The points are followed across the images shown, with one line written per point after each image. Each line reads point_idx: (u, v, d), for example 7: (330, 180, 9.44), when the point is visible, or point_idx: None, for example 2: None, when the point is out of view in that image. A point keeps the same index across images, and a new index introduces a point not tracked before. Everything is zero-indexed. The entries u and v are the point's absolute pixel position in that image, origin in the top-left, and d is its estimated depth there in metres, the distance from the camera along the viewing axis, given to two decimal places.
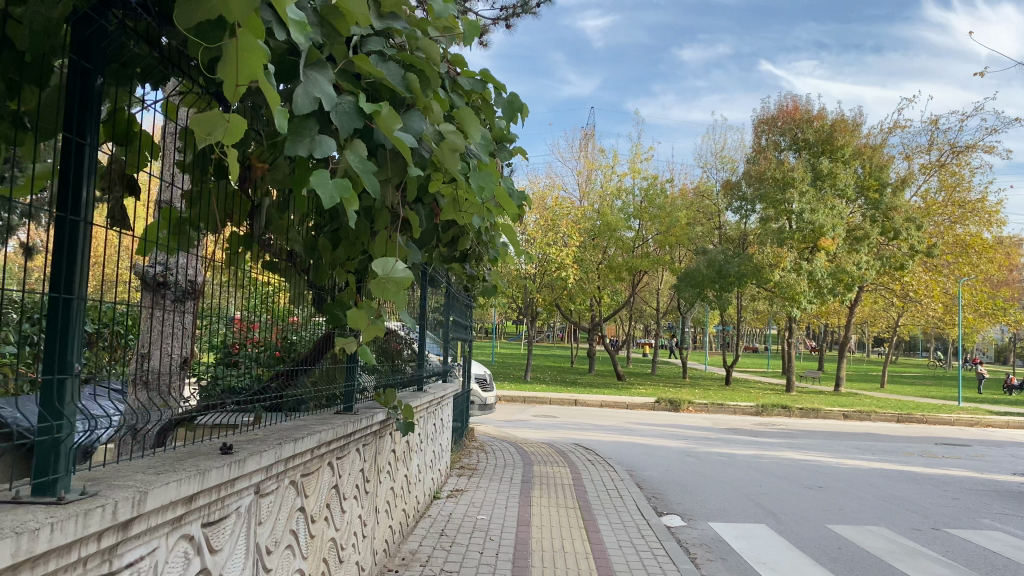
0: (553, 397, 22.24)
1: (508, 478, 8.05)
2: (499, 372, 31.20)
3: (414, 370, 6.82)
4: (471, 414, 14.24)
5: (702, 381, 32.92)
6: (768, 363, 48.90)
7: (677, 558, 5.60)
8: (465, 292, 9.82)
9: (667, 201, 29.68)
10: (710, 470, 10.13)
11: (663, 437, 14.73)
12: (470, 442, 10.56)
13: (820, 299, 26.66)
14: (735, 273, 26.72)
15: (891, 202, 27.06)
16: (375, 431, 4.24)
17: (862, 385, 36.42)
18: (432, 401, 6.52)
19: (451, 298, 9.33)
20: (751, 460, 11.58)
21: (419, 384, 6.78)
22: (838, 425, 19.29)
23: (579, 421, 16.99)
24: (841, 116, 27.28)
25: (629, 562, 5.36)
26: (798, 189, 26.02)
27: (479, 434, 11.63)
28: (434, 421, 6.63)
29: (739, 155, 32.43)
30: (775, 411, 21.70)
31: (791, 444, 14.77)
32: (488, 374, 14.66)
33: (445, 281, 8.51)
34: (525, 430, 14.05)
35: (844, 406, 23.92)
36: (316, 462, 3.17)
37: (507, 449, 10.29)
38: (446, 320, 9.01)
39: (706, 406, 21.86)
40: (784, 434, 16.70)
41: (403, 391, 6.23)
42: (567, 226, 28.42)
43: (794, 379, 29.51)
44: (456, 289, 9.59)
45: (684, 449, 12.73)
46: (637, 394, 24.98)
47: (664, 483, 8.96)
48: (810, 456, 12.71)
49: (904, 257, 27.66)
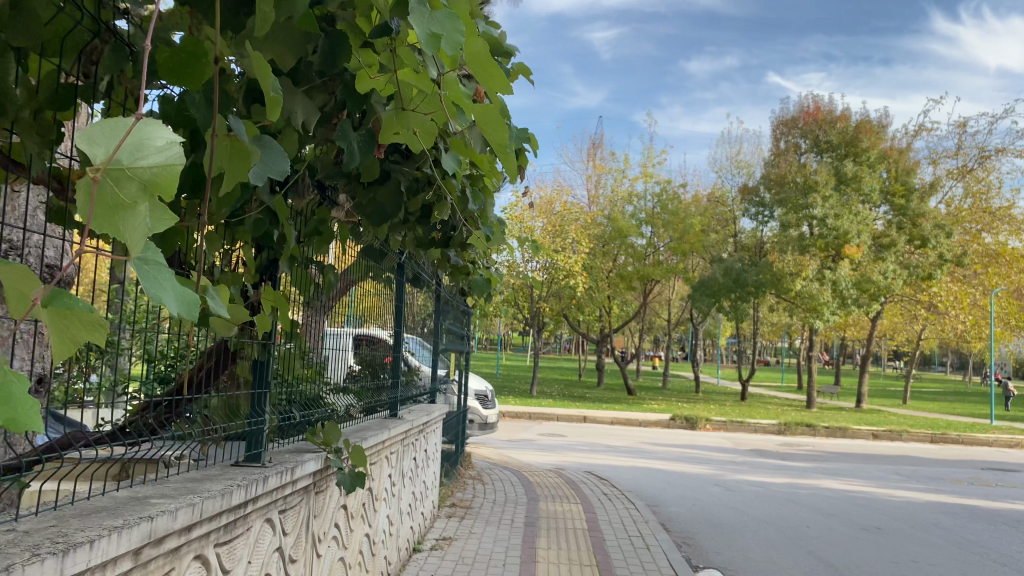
0: (561, 413, 20.85)
1: (506, 520, 6.65)
2: (504, 385, 29.77)
3: (390, 392, 5.32)
4: (471, 434, 12.91)
5: (716, 396, 31.46)
6: (783, 377, 47.35)
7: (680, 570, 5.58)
8: (460, 294, 8.53)
9: (681, 207, 28.33)
10: (744, 504, 8.75)
11: (683, 460, 13.31)
12: (466, 470, 9.21)
13: (844, 310, 25.22)
14: (754, 282, 25.35)
15: (918, 207, 25.73)
16: (304, 489, 2.82)
17: (884, 401, 34.85)
18: (410, 430, 5.07)
19: (443, 301, 8.02)
20: (788, 491, 10.17)
21: (395, 409, 5.30)
22: (869, 446, 17.83)
23: (589, 440, 15.59)
24: (865, 118, 25.82)
25: (627, 559, 5.75)
26: (821, 194, 24.64)
27: (477, 459, 10.30)
28: (413, 456, 5.20)
29: (755, 160, 31.13)
30: (799, 430, 20.24)
31: (825, 469, 13.31)
32: (489, 391, 13.31)
33: (435, 281, 7.24)
34: (530, 452, 12.69)
35: (871, 424, 22.43)
36: (166, 560, 1.77)
37: (509, 478, 8.96)
38: (437, 328, 7.76)
39: (725, 424, 20.46)
40: (815, 457, 15.26)
41: (373, 420, 4.80)
42: (576, 232, 26.99)
43: (815, 394, 27.98)
44: (449, 291, 8.28)
45: (709, 475, 11.31)
46: (650, 410, 23.53)
47: (696, 522, 7.59)
48: (852, 485, 11.28)
49: (931, 267, 26.25)
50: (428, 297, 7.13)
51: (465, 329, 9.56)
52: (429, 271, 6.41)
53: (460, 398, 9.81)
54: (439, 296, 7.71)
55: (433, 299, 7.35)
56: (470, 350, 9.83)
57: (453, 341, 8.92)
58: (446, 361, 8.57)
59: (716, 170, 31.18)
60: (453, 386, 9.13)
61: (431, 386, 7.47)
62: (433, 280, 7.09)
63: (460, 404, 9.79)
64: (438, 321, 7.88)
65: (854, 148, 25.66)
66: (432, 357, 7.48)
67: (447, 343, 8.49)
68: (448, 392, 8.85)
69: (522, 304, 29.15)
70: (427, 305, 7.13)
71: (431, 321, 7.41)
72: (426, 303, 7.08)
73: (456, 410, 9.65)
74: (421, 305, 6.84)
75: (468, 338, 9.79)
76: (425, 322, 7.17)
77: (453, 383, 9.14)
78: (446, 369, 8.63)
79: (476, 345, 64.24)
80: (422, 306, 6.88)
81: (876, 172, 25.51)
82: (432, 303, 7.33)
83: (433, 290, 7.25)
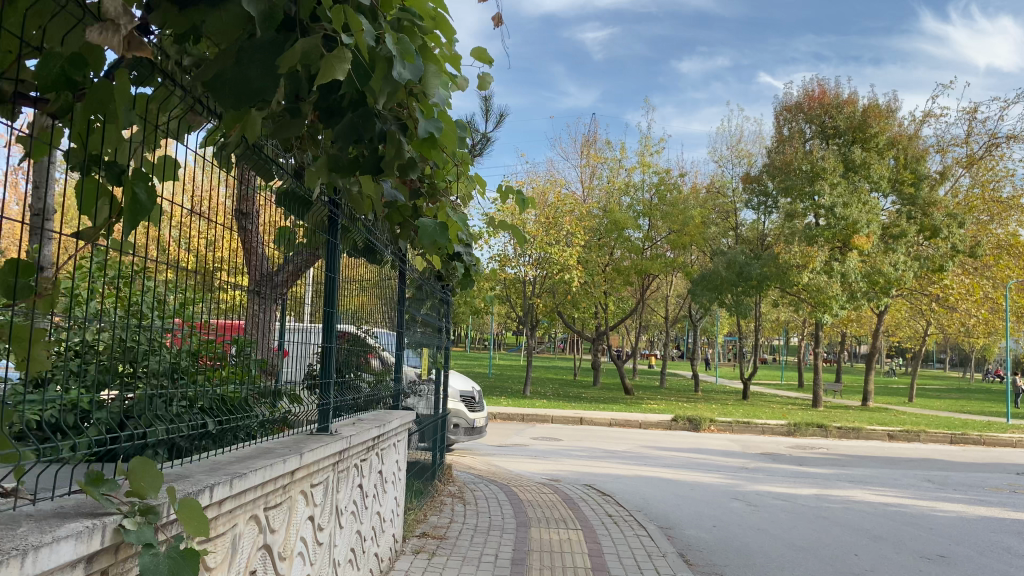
0: (556, 414, 19.51)
1: (484, 557, 5.25)
2: (496, 386, 28.32)
3: (318, 399, 3.79)
4: (455, 439, 11.57)
5: (717, 395, 30.12)
6: (783, 374, 46.03)
7: (676, 562, 5.53)
8: (428, 283, 7.23)
9: (679, 197, 26.92)
10: (774, 526, 7.38)
11: (691, 467, 11.93)
12: (445, 486, 7.85)
13: (853, 304, 23.91)
14: (758, 274, 23.96)
15: (928, 195, 24.39)
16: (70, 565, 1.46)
17: (890, 399, 33.54)
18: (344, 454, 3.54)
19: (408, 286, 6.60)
20: (817, 505, 8.80)
21: (325, 424, 3.77)
22: (888, 449, 16.49)
23: (586, 445, 14.18)
24: (874, 102, 24.42)
25: (621, 557, 5.53)
26: (829, 181, 23.35)
27: (458, 471, 8.94)
28: (350, 491, 3.69)
29: (757, 149, 29.80)
30: (810, 431, 18.89)
31: (849, 475, 11.94)
32: (476, 393, 11.96)
33: (397, 270, 5.91)
34: (521, 461, 11.35)
35: (885, 424, 21.15)
36: None
37: (496, 495, 7.59)
38: (403, 329, 6.42)
39: (730, 425, 19.12)
40: (834, 461, 13.90)
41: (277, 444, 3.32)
42: (570, 224, 25.58)
43: (822, 393, 26.62)
44: (417, 274, 6.84)
45: (725, 486, 9.92)
46: (651, 411, 22.12)
47: (720, 552, 6.21)
48: (885, 495, 9.92)
49: (942, 258, 24.92)
50: (388, 280, 5.72)
51: (443, 319, 8.16)
52: (385, 242, 5.01)
53: (439, 400, 8.44)
54: (404, 279, 6.29)
55: (393, 280, 5.93)
56: (450, 344, 8.45)
57: (427, 334, 7.50)
58: (416, 361, 7.16)
59: (716, 159, 29.84)
60: (428, 388, 7.74)
61: (396, 392, 6.09)
62: (393, 257, 5.65)
63: (438, 407, 8.43)
64: (403, 312, 6.47)
65: (863, 134, 24.30)
66: (397, 353, 6.09)
67: (416, 339, 7.07)
68: (422, 395, 7.45)
69: (514, 299, 27.78)
70: (387, 290, 5.71)
71: (393, 310, 6.01)
72: (386, 284, 5.66)
73: (434, 415, 8.30)
74: (378, 290, 5.43)
75: (449, 329, 8.39)
76: (386, 313, 5.77)
77: (428, 385, 7.74)
78: (417, 370, 7.23)
79: (470, 343, 62.88)
80: (378, 291, 5.46)
81: (885, 158, 24.14)
82: (394, 287, 5.91)
83: (393, 267, 5.82)
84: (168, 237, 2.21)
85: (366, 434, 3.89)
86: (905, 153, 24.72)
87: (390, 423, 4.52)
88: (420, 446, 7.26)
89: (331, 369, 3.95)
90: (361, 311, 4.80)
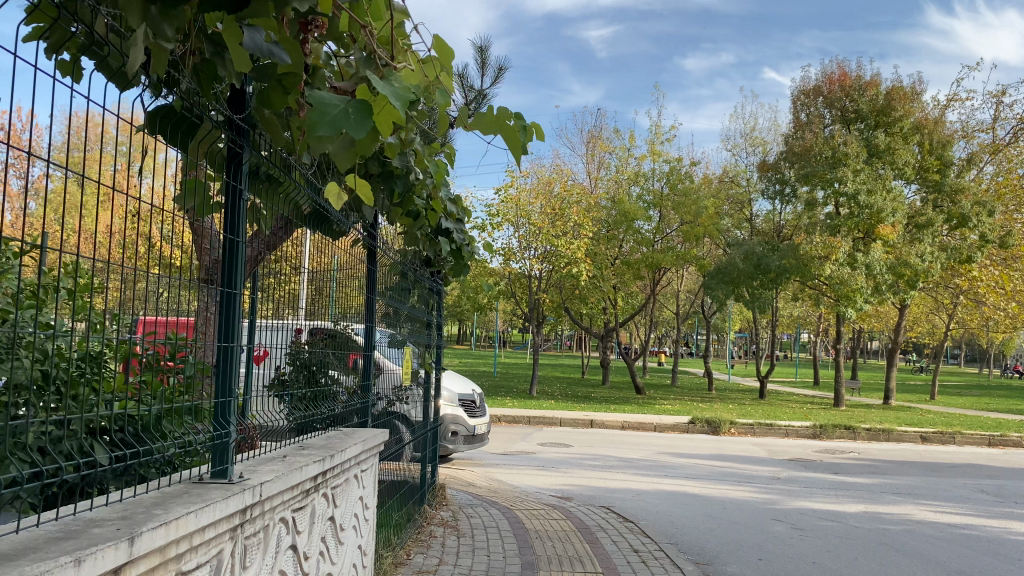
0: (564, 416, 18.29)
1: None
2: (501, 386, 27.16)
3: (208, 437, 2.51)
4: (453, 449, 10.37)
5: (731, 394, 28.89)
6: (797, 372, 44.70)
7: None
8: (406, 275, 6.08)
9: (691, 187, 25.61)
10: (831, 560, 6.18)
11: (718, 479, 10.68)
12: (436, 513, 6.66)
13: (877, 297, 22.74)
14: (776, 267, 22.66)
15: (956, 182, 23.04)
16: None
17: (912, 397, 32.22)
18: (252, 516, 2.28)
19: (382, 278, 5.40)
20: (873, 527, 7.55)
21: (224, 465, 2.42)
22: (926, 453, 15.20)
23: (598, 452, 12.96)
24: (898, 83, 23.00)
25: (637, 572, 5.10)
26: (851, 167, 22.08)
27: (453, 489, 7.74)
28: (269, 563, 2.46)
29: (772, 136, 28.49)
30: (837, 433, 17.65)
31: (894, 487, 10.67)
32: (476, 397, 10.78)
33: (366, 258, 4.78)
34: (526, 472, 10.14)
35: (915, 424, 19.87)
36: None
37: (497, 524, 6.35)
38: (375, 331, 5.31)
39: (751, 427, 17.89)
40: (872, 469, 12.64)
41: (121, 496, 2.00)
42: (578, 214, 24.33)
43: (842, 391, 25.35)
44: (394, 258, 5.64)
45: (762, 503, 8.67)
46: (665, 411, 20.86)
47: None
48: (944, 512, 8.66)
49: (970, 248, 23.60)
50: (350, 263, 4.48)
51: (433, 313, 6.96)
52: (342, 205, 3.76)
53: (430, 409, 7.24)
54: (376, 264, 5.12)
55: (363, 266, 4.72)
56: (442, 343, 7.26)
57: (412, 331, 6.33)
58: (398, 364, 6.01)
59: (729, 147, 28.67)
60: (415, 394, 6.56)
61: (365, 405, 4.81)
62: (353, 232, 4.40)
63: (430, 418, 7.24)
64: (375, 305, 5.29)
65: (886, 117, 22.90)
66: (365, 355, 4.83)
67: (395, 339, 5.90)
68: (406, 403, 6.29)
69: (519, 295, 26.65)
70: (348, 277, 4.47)
71: (365, 301, 4.84)
72: (350, 267, 4.45)
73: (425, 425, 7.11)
74: (337, 272, 4.20)
75: (440, 323, 7.20)
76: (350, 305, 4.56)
77: (415, 391, 6.55)
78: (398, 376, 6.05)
79: (475, 340, 61.40)
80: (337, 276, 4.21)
81: (911, 143, 22.80)
82: (363, 274, 4.68)
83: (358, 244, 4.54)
84: (157, 235, 2.11)
85: (294, 473, 2.62)
86: (931, 138, 23.36)
87: (341, 451, 3.24)
88: (402, 463, 6.07)
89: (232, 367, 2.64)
90: (304, 303, 3.63)
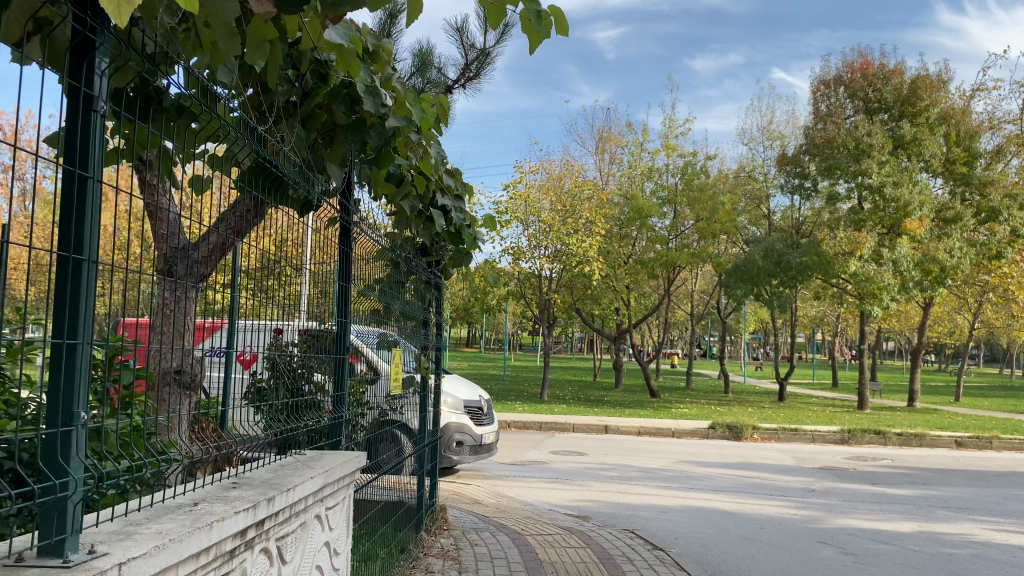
0: (578, 421, 17.42)
1: None
2: (512, 389, 26.33)
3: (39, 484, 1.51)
4: (457, 459, 9.51)
5: (750, 396, 27.93)
6: (815, 373, 43.59)
7: None
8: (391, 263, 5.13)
9: (707, 182, 24.69)
10: None
11: (748, 491, 9.75)
12: (433, 541, 5.79)
13: (903, 294, 21.77)
14: (798, 264, 21.73)
15: (985, 174, 21.99)
16: None
17: (935, 398, 31.11)
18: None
19: (359, 268, 4.54)
20: (934, 553, 6.60)
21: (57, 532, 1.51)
22: (966, 460, 14.18)
23: (615, 461, 12.05)
24: (924, 71, 21.96)
25: None
26: (876, 159, 21.13)
27: (456, 509, 6.87)
28: None
29: (789, 129, 27.54)
30: (866, 438, 16.69)
31: (943, 499, 9.70)
32: (483, 404, 9.95)
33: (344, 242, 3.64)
34: (537, 485, 9.25)
35: (947, 428, 18.87)
36: None
37: (505, 555, 5.49)
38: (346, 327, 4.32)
39: (775, 432, 16.94)
40: (914, 479, 11.66)
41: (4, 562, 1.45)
42: (590, 211, 23.45)
43: (867, 393, 24.37)
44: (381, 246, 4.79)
45: (802, 522, 7.73)
46: (682, 415, 19.95)
47: None
48: (1010, 531, 7.67)
49: (1000, 244, 22.58)
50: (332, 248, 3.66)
51: (431, 312, 6.06)
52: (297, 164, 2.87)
53: (430, 418, 6.40)
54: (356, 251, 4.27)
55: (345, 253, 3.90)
56: (442, 344, 6.39)
57: (406, 330, 5.46)
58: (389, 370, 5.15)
59: (746, 141, 27.75)
60: (410, 404, 5.71)
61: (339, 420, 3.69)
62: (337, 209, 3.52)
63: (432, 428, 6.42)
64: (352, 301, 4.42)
65: (911, 107, 21.87)
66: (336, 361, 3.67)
67: (384, 341, 5.02)
68: (402, 412, 5.47)
69: (529, 296, 25.81)
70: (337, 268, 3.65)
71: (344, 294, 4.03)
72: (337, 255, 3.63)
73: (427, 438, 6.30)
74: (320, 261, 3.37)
75: (440, 322, 6.31)
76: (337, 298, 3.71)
77: (411, 400, 5.71)
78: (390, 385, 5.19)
79: (485, 342, 60.56)
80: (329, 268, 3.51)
81: (939, 134, 21.80)
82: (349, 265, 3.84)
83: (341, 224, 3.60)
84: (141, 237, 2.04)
85: (186, 540, 1.67)
86: (958, 129, 22.34)
87: (281, 489, 2.28)
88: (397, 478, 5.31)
89: (77, 384, 1.56)
90: (295, 305, 3.05)
